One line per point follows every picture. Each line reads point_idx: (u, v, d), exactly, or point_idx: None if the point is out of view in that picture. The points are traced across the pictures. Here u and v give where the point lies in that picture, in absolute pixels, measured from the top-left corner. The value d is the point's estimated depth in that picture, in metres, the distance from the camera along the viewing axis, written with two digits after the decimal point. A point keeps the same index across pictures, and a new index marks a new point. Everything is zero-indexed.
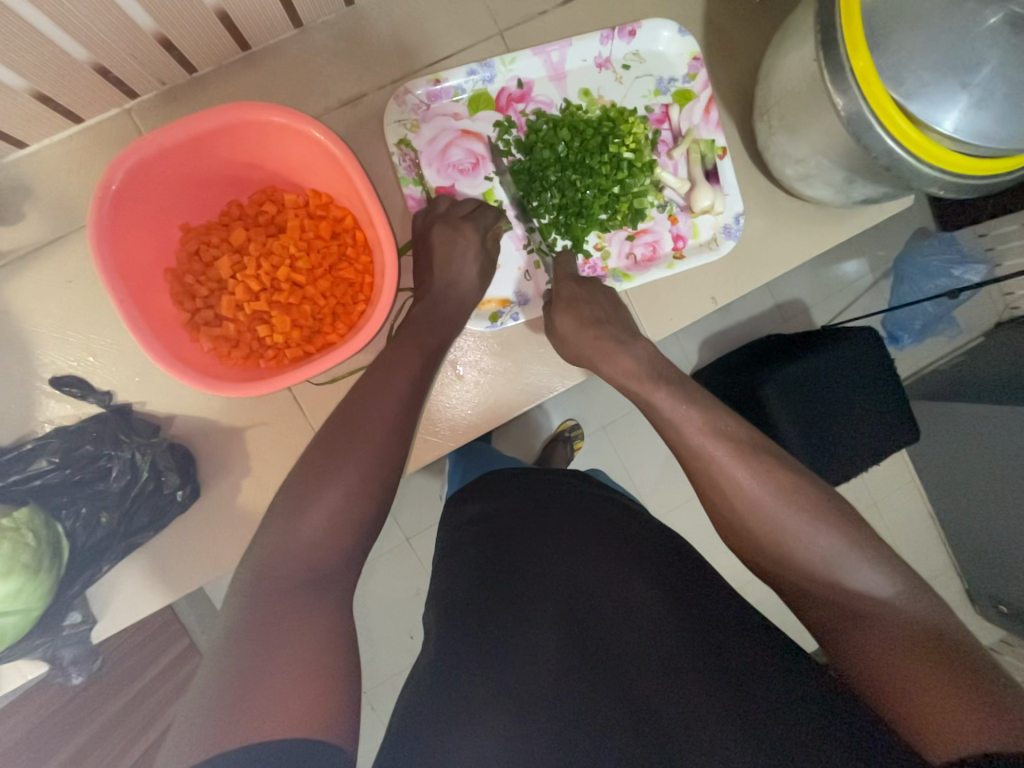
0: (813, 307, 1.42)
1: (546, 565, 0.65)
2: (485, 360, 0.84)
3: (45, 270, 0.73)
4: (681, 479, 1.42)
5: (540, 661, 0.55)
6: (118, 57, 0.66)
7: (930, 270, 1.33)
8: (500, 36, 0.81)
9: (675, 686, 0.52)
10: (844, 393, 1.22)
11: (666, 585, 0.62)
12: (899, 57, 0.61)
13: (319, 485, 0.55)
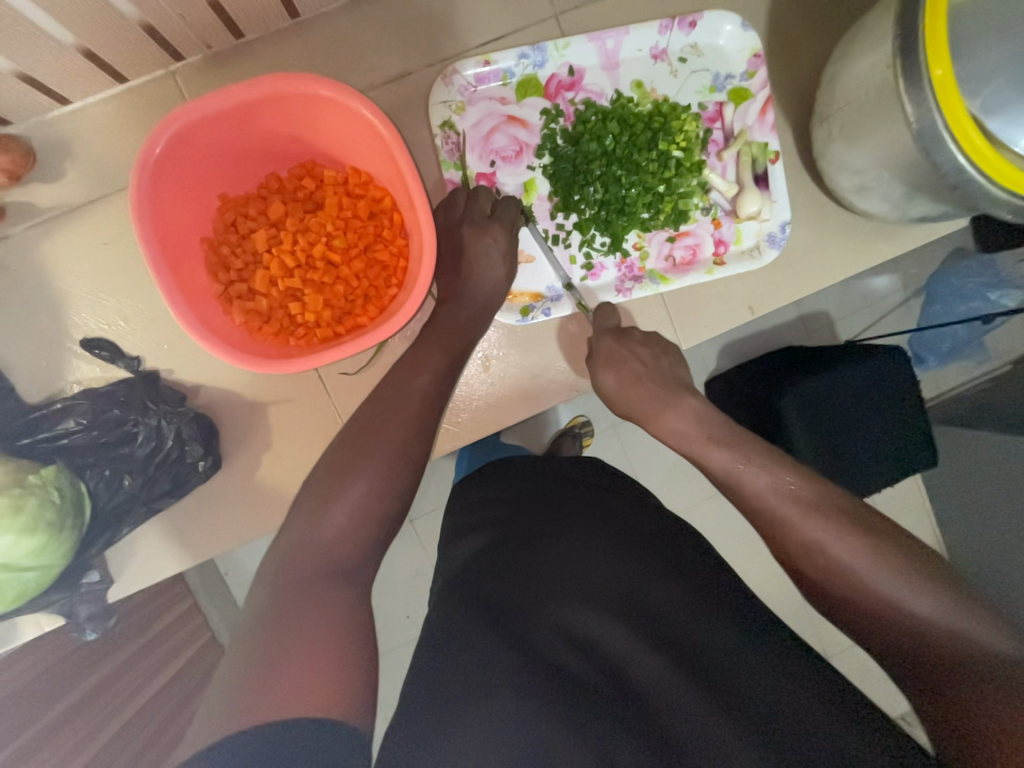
0: (840, 320, 1.40)
1: (563, 566, 0.64)
2: (510, 353, 0.82)
3: (82, 231, 0.73)
4: (692, 485, 1.41)
5: (554, 662, 0.55)
6: (168, 17, 0.64)
7: (964, 292, 1.26)
8: (554, 19, 0.78)
9: (692, 698, 0.52)
10: (869, 415, 1.19)
11: (687, 594, 0.60)
12: (982, 71, 0.58)
13: (341, 478, 0.55)
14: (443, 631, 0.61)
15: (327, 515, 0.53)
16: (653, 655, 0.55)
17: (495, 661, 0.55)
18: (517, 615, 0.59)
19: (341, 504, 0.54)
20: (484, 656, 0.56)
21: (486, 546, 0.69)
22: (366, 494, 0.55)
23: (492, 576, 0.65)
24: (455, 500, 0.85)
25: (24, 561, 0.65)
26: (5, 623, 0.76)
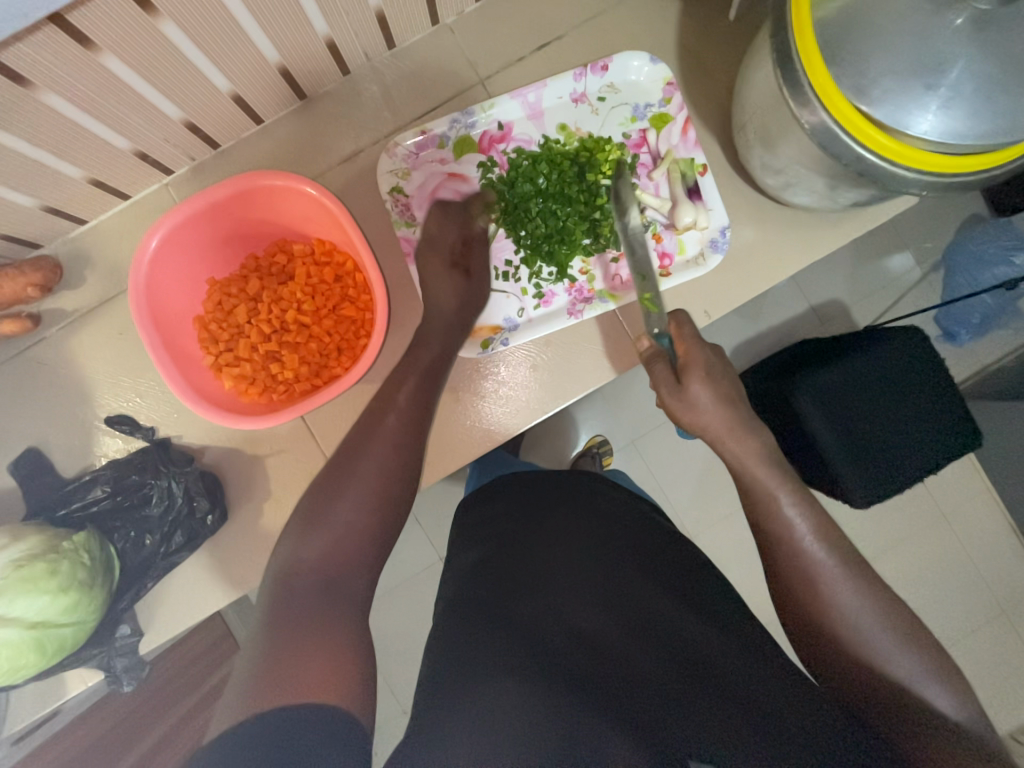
0: (853, 306, 1.37)
1: (548, 579, 0.71)
2: (520, 373, 0.87)
3: (102, 324, 0.86)
4: (718, 491, 1.40)
5: (537, 663, 0.60)
6: (154, 142, 0.78)
7: (985, 258, 1.26)
8: (482, 83, 0.88)
9: (674, 687, 0.59)
10: (892, 399, 1.16)
11: (668, 600, 0.68)
12: (859, 65, 0.61)
13: (336, 490, 0.67)
14: (448, 645, 0.66)
15: (332, 514, 0.65)
16: (640, 655, 0.62)
17: (481, 663, 0.61)
18: (505, 627, 0.65)
19: (343, 504, 0.66)
20: (472, 661, 0.62)
21: (482, 563, 0.76)
22: (360, 504, 0.66)
23: (480, 597, 0.71)
24: (458, 519, 0.92)
25: (61, 618, 0.73)
26: (53, 680, 0.84)
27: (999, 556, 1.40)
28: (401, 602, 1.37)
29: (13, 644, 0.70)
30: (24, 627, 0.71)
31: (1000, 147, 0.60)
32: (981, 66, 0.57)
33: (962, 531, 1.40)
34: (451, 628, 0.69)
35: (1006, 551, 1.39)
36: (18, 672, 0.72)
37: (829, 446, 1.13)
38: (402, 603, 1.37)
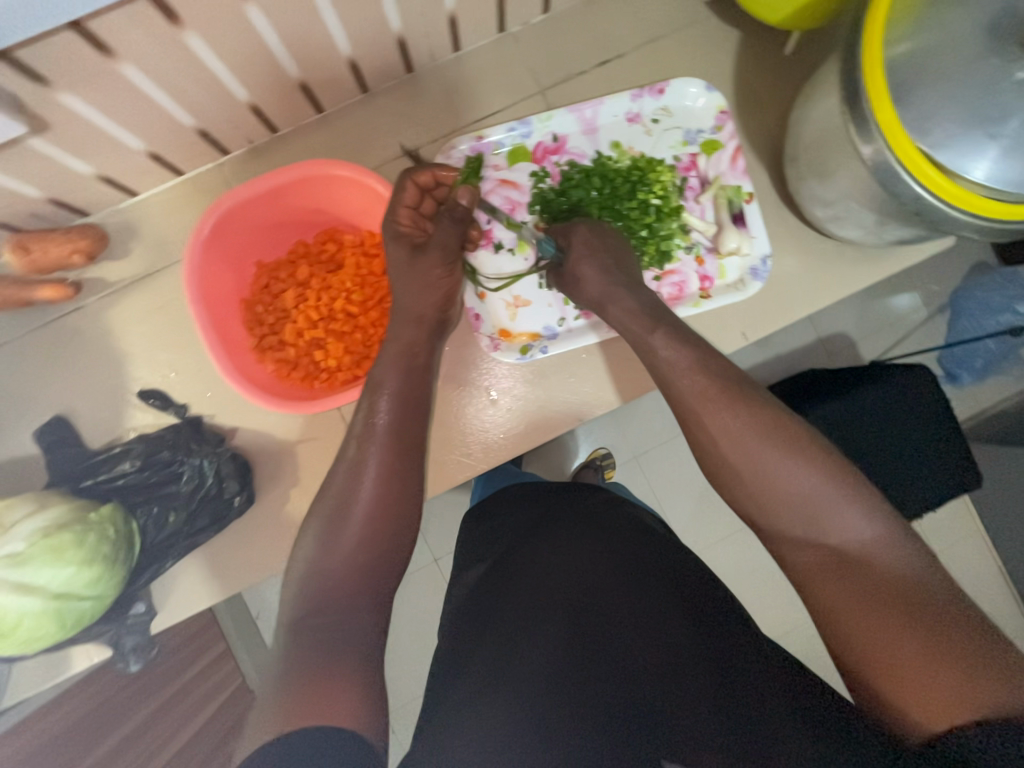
0: (862, 341, 1.39)
1: (554, 575, 0.67)
2: (516, 387, 0.88)
3: (143, 297, 0.86)
4: (717, 515, 1.41)
5: (541, 668, 0.57)
6: (216, 121, 0.78)
7: (991, 306, 1.28)
8: (542, 94, 0.89)
9: (679, 686, 0.54)
10: (898, 433, 1.17)
11: (681, 600, 0.62)
12: (924, 111, 0.63)
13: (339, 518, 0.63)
14: (458, 649, 0.65)
15: (337, 549, 0.61)
16: (648, 656, 0.57)
17: (485, 662, 0.60)
18: (509, 628, 0.63)
19: (348, 540, 0.62)
20: (474, 661, 0.61)
21: (494, 563, 0.76)
22: (364, 527, 0.63)
23: (484, 602, 0.69)
24: (468, 530, 0.91)
25: (83, 591, 0.72)
26: (59, 655, 0.83)
27: (988, 598, 1.41)
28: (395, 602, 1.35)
29: (35, 614, 0.69)
30: (49, 598, 0.70)
31: None
32: None
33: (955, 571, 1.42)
34: (459, 631, 0.68)
35: (998, 595, 1.41)
36: (36, 641, 0.71)
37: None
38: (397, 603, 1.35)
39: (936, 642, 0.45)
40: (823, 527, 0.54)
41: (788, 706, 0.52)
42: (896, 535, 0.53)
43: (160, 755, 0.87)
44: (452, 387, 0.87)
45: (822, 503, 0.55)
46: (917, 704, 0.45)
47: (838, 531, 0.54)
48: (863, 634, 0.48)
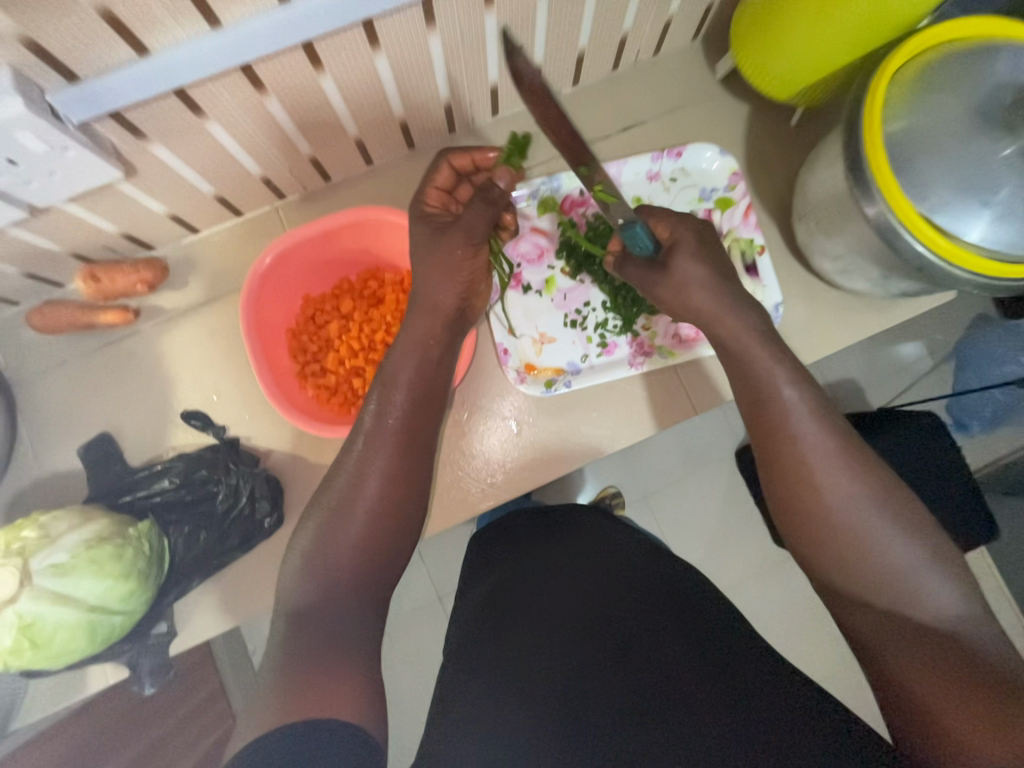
0: (869, 387, 1.45)
1: (567, 602, 0.71)
2: (539, 419, 0.92)
3: (194, 324, 0.92)
4: (729, 557, 1.40)
5: (543, 691, 0.64)
6: (280, 170, 0.87)
7: (995, 356, 1.29)
8: (570, 153, 0.99)
9: (689, 704, 0.60)
10: (911, 480, 1.18)
11: (694, 630, 0.66)
12: (922, 180, 0.70)
13: (342, 514, 0.68)
14: (466, 654, 0.70)
15: (340, 540, 0.66)
16: (661, 675, 0.63)
17: (502, 671, 0.66)
18: (524, 642, 0.68)
19: (350, 532, 0.67)
20: (490, 670, 0.67)
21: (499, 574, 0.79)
22: (365, 520, 0.68)
23: (491, 619, 0.72)
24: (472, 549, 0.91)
25: (116, 605, 0.74)
26: (76, 674, 0.83)
27: None
28: (403, 638, 1.33)
29: (70, 626, 0.71)
30: (84, 610, 0.72)
31: None
32: None
33: None
34: (467, 640, 0.72)
35: None
36: (66, 655, 0.72)
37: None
38: (404, 639, 1.33)
39: (990, 711, 0.51)
40: (919, 594, 0.59)
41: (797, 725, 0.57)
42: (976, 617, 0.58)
43: None
44: (478, 417, 0.91)
45: (909, 572, 0.60)
46: (966, 749, 0.50)
47: (928, 603, 0.59)
48: (917, 691, 0.55)
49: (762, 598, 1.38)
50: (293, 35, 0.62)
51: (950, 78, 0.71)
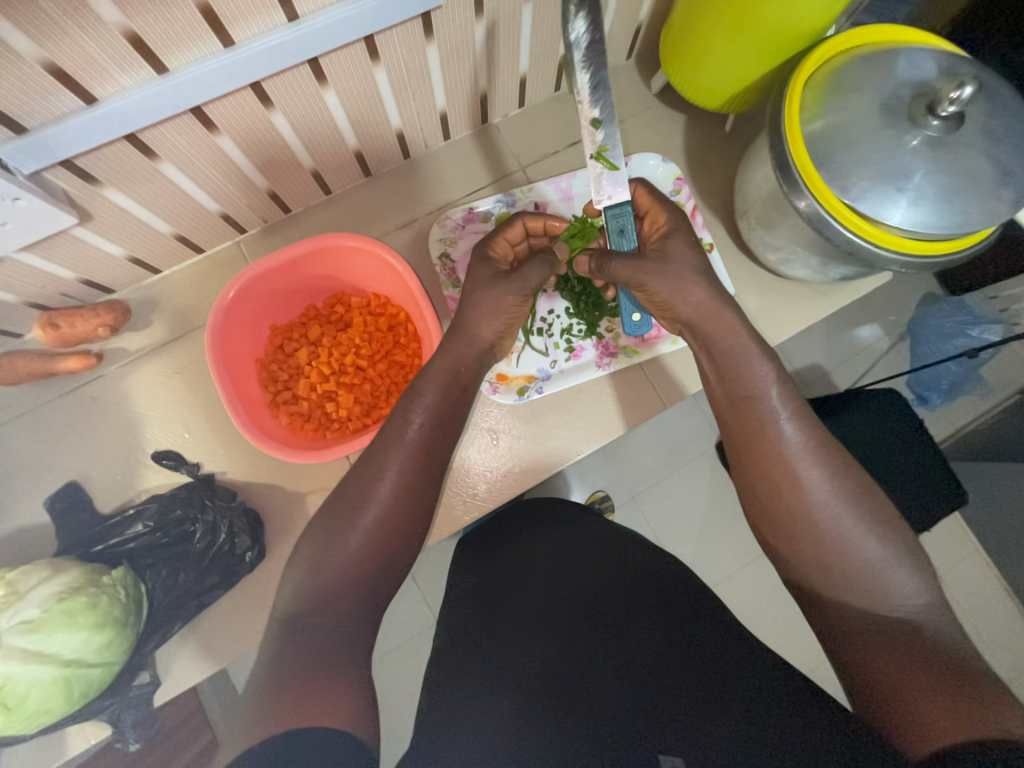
0: (833, 370, 1.50)
1: (544, 599, 0.72)
2: (516, 427, 0.94)
3: (160, 364, 0.91)
4: (716, 546, 1.43)
5: (532, 678, 0.64)
6: (238, 205, 0.88)
7: (945, 332, 1.41)
8: (523, 170, 1.03)
9: (659, 688, 0.61)
10: (877, 454, 1.23)
11: (665, 612, 0.68)
12: (842, 172, 0.75)
13: (347, 519, 0.65)
14: (451, 657, 0.72)
15: (345, 544, 0.64)
16: (633, 662, 0.64)
17: (480, 669, 0.67)
18: (504, 638, 0.69)
19: (356, 540, 0.65)
20: (471, 667, 0.68)
21: (482, 575, 0.80)
22: (378, 529, 0.66)
23: (482, 614, 0.73)
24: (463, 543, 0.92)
25: (93, 658, 0.72)
26: (54, 737, 0.79)
27: (994, 617, 1.42)
28: (400, 666, 1.30)
29: (44, 684, 0.68)
30: (59, 666, 0.69)
31: (962, 235, 0.73)
32: (938, 176, 0.71)
33: (956, 590, 1.43)
34: (454, 643, 0.73)
35: (1003, 611, 1.42)
36: (42, 716, 0.69)
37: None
38: (401, 667, 1.30)
39: (950, 692, 0.50)
40: (888, 577, 0.60)
41: (762, 693, 0.59)
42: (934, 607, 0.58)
43: None
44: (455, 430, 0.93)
45: (879, 566, 0.61)
46: (928, 737, 0.49)
47: (898, 597, 0.59)
48: (879, 675, 0.55)
49: (752, 583, 1.41)
50: (238, 74, 0.64)
51: (857, 79, 0.77)
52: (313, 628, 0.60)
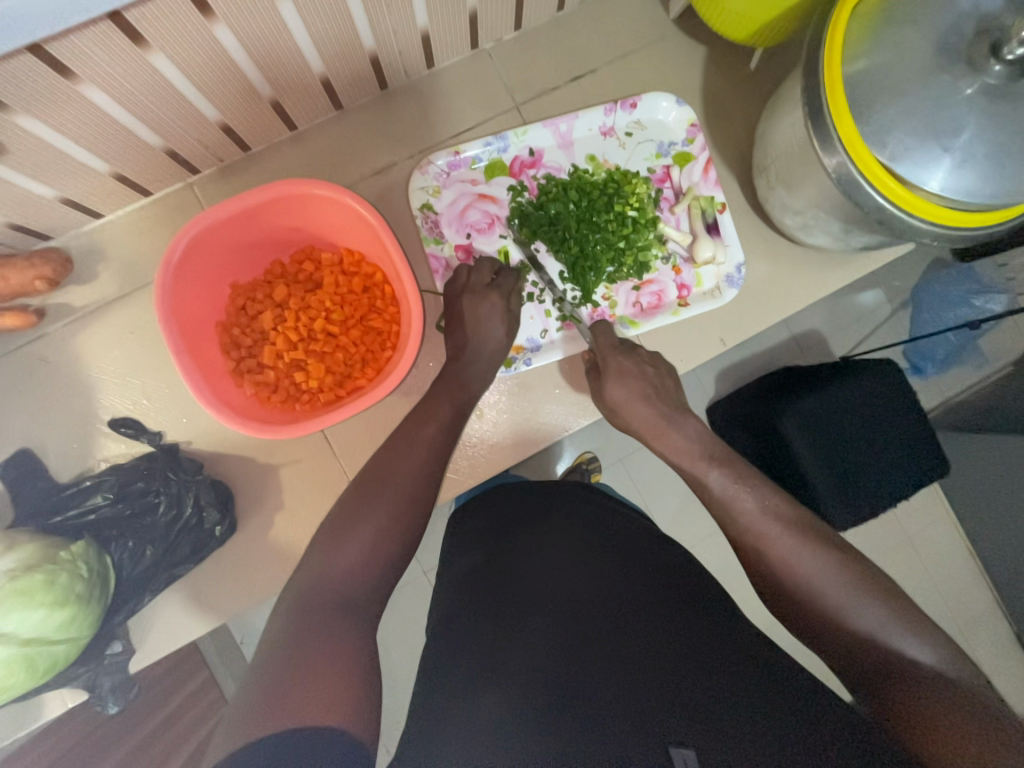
0: (831, 336, 1.43)
1: (545, 589, 0.64)
2: (502, 400, 0.89)
3: (110, 323, 0.82)
4: (700, 511, 1.43)
5: (529, 671, 0.56)
6: (186, 141, 0.76)
7: (950, 299, 1.31)
8: (517, 109, 0.90)
9: (676, 690, 0.54)
10: (869, 424, 1.17)
11: (672, 604, 0.62)
12: (882, 125, 0.65)
13: (354, 520, 0.58)
14: (446, 657, 0.62)
15: (346, 549, 0.56)
16: (646, 657, 0.56)
17: (480, 671, 0.58)
18: (504, 634, 0.61)
19: (360, 540, 0.57)
20: (468, 669, 0.59)
21: (479, 564, 0.71)
22: (379, 535, 0.58)
23: (482, 610, 0.64)
24: (453, 527, 0.84)
25: (55, 634, 0.69)
26: (30, 702, 0.79)
27: (960, 582, 1.46)
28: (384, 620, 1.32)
29: (4, 662, 0.65)
30: (18, 644, 0.66)
31: (1007, 205, 0.65)
32: (990, 134, 0.62)
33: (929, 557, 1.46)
34: (449, 645, 0.63)
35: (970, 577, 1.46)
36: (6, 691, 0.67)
37: (817, 474, 1.14)
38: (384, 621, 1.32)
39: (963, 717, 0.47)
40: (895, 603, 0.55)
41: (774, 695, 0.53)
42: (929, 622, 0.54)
43: None
44: None
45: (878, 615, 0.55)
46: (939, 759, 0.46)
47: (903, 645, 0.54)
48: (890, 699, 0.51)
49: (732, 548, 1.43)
50: None
51: (914, 8, 0.65)
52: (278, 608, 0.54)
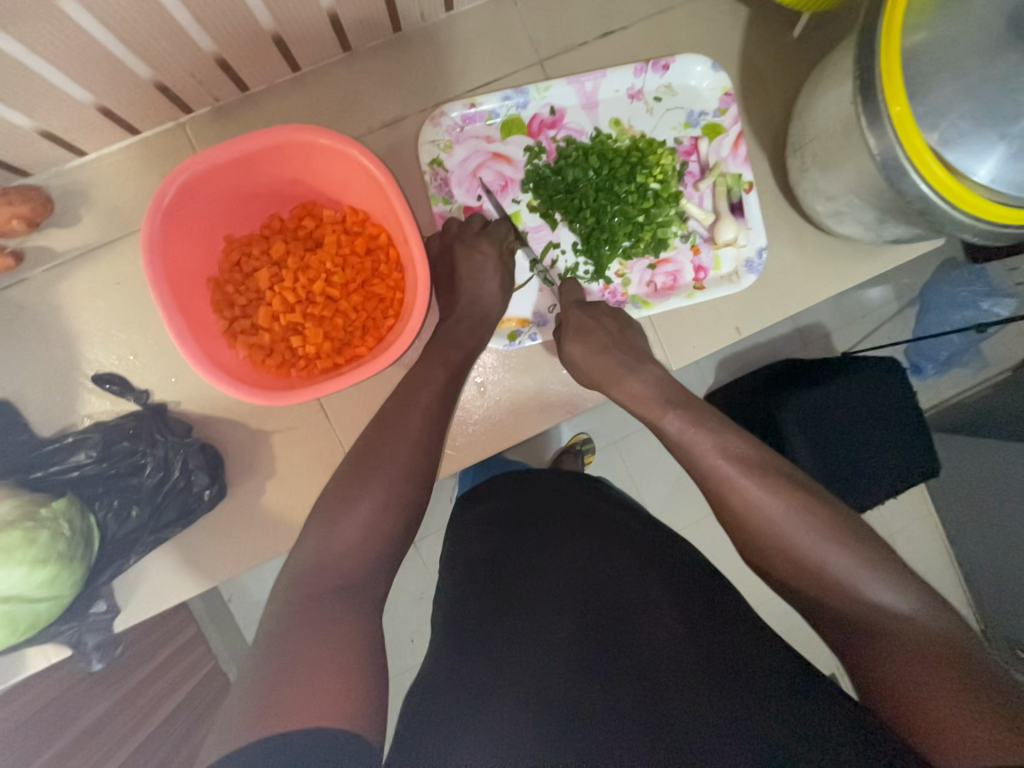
0: (835, 331, 1.36)
1: (546, 575, 0.62)
2: (505, 377, 0.85)
3: (94, 271, 0.77)
4: (693, 497, 1.39)
5: (530, 653, 0.54)
6: (178, 74, 0.69)
7: (958, 301, 1.25)
8: (540, 64, 0.84)
9: (685, 686, 0.50)
10: (873, 417, 1.14)
11: (679, 594, 0.59)
12: (938, 108, 0.61)
13: (350, 496, 0.56)
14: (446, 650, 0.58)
15: (344, 525, 0.54)
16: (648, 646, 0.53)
17: (478, 664, 0.54)
18: (502, 621, 0.58)
19: (357, 513, 0.55)
20: (467, 661, 0.55)
21: (478, 551, 0.69)
22: (379, 505, 0.56)
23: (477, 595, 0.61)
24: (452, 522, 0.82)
25: (36, 593, 0.67)
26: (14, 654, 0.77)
27: None
28: None
29: None
30: None
31: None
32: None
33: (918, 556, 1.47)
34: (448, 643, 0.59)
35: None
36: None
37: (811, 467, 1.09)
38: None
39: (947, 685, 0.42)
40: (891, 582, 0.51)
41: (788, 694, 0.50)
42: (934, 608, 0.49)
43: (135, 737, 0.83)
44: None
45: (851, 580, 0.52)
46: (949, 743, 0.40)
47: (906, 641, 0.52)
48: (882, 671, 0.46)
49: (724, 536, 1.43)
50: None
51: None
52: (276, 589, 0.52)
